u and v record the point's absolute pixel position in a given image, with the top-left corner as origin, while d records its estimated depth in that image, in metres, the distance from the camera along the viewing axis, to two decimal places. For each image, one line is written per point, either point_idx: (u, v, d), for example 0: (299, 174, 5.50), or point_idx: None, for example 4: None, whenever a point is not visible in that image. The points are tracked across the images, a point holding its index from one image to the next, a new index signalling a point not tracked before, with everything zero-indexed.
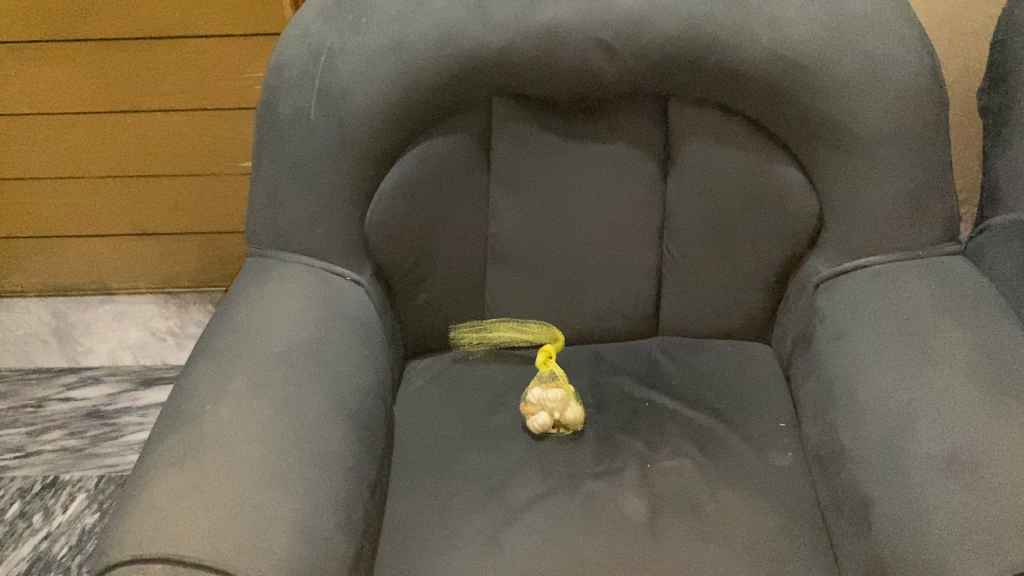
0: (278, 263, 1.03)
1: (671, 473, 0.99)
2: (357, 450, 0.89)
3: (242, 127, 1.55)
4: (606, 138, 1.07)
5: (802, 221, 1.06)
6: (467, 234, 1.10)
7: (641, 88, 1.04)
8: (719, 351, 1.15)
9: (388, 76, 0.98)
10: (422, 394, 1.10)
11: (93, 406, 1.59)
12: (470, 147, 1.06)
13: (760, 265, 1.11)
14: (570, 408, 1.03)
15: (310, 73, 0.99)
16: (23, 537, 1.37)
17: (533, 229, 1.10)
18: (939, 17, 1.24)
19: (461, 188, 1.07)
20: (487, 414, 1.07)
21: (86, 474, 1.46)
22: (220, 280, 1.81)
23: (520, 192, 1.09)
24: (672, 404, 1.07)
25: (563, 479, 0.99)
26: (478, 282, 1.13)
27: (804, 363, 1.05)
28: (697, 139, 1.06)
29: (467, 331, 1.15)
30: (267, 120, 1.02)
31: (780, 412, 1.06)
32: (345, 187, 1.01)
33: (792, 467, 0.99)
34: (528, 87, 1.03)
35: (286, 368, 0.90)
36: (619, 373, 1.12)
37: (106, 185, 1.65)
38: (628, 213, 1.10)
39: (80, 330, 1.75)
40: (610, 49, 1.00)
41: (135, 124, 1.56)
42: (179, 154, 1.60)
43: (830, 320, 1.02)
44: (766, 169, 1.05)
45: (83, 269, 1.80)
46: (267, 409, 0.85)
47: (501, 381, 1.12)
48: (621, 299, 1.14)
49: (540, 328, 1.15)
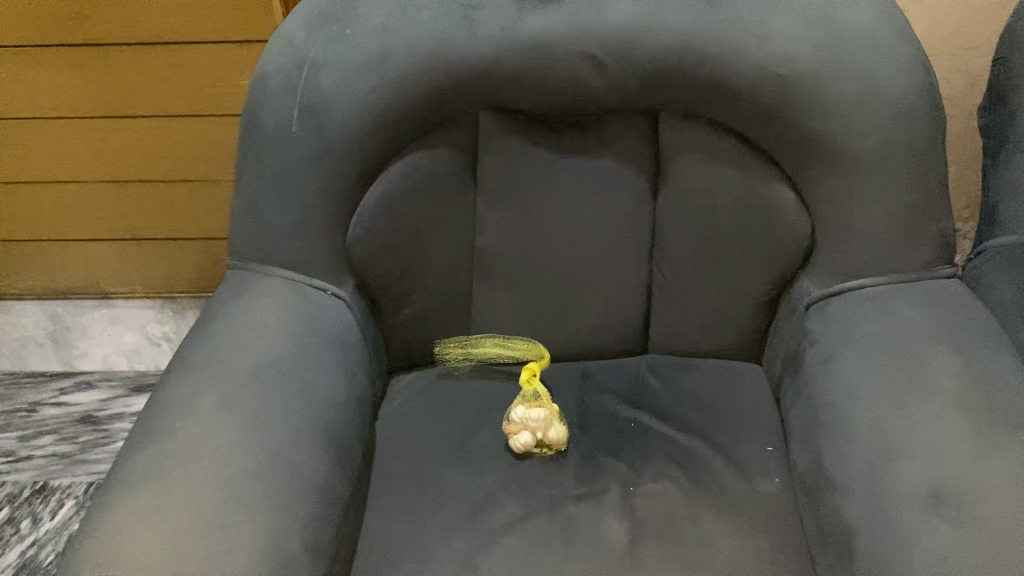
0: (259, 276, 1.02)
1: (654, 497, 0.97)
2: (331, 470, 0.88)
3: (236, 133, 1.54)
4: (595, 153, 1.05)
5: (794, 240, 1.03)
6: (452, 249, 1.08)
7: (630, 103, 1.02)
8: (708, 371, 1.12)
9: (372, 88, 0.97)
10: (404, 411, 1.09)
11: (85, 412, 1.58)
12: (457, 160, 1.04)
13: (751, 284, 1.08)
14: (554, 428, 1.02)
15: (292, 84, 0.98)
16: (10, 543, 1.37)
17: (520, 244, 1.08)
18: (942, 32, 1.21)
19: (447, 202, 1.06)
20: (469, 432, 1.05)
21: (75, 480, 1.46)
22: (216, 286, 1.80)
23: (507, 207, 1.07)
24: (658, 425, 1.05)
25: (543, 501, 0.97)
26: (465, 297, 1.11)
27: (793, 385, 1.03)
28: (687, 155, 1.04)
29: (453, 346, 1.14)
30: (250, 131, 1.01)
31: (769, 435, 1.03)
32: (327, 201, 1.00)
33: (777, 493, 0.97)
34: (515, 101, 1.01)
35: (259, 386, 0.88)
36: (606, 392, 1.10)
37: (101, 190, 1.64)
38: (617, 230, 1.08)
39: (75, 334, 1.75)
40: (598, 63, 0.98)
41: (130, 129, 1.55)
42: (175, 159, 1.59)
43: (820, 344, 0.99)
44: (757, 187, 1.03)
45: (80, 274, 1.79)
46: (238, 427, 0.84)
47: (485, 397, 1.10)
48: (610, 317, 1.12)
49: (527, 345, 1.13)
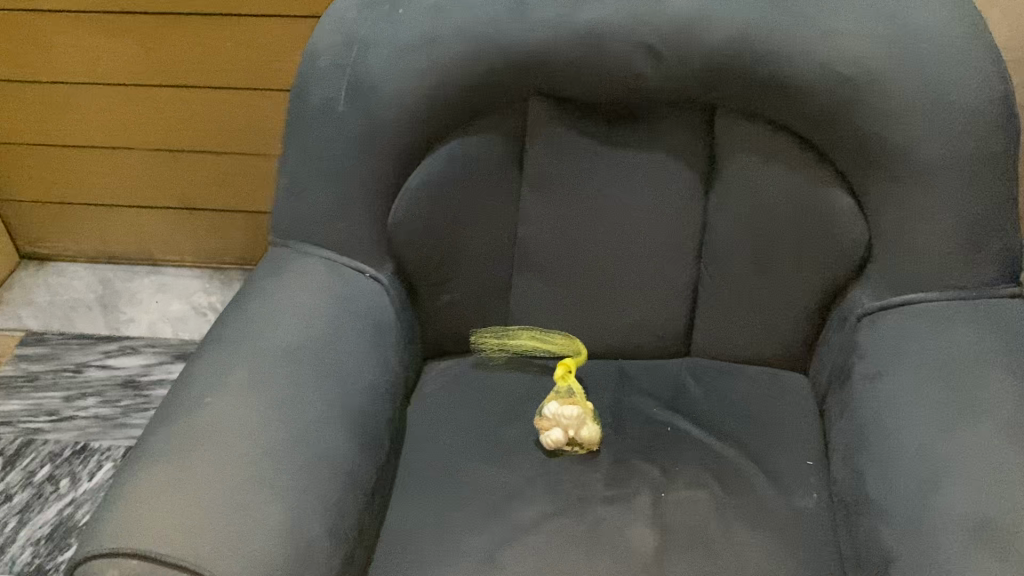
0: (297, 255, 1.01)
1: (685, 505, 0.94)
2: (358, 455, 0.87)
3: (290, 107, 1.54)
4: (646, 148, 1.02)
5: (849, 249, 0.99)
6: (494, 236, 1.06)
7: (686, 96, 0.99)
8: (750, 380, 1.08)
9: (422, 70, 0.95)
10: (437, 399, 1.07)
11: (128, 376, 1.61)
12: (503, 147, 1.02)
13: (801, 292, 1.04)
14: (590, 428, 1.00)
15: (341, 63, 0.97)
16: (48, 501, 1.40)
17: (564, 236, 1.06)
18: (1019, 38, 1.15)
19: (491, 189, 1.03)
20: (500, 426, 1.03)
21: (114, 444, 1.49)
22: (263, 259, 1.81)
23: (552, 196, 1.04)
24: (695, 431, 1.02)
25: (571, 501, 0.95)
26: (503, 287, 1.09)
27: (838, 400, 0.99)
28: (742, 153, 1.01)
29: (488, 338, 1.11)
30: (296, 107, 1.00)
31: (809, 449, 1.00)
32: (369, 182, 0.99)
33: (815, 510, 0.93)
34: (566, 89, 0.98)
35: (290, 366, 0.87)
36: (643, 394, 1.07)
37: (157, 158, 1.66)
38: (663, 227, 1.05)
39: (124, 300, 1.77)
40: (655, 54, 0.95)
41: (186, 99, 1.56)
42: (229, 131, 1.60)
43: (869, 358, 0.95)
44: (814, 192, 0.99)
45: (132, 240, 1.82)
46: (265, 406, 0.83)
47: (518, 390, 1.08)
48: (652, 316, 1.09)
49: (564, 339, 1.09)
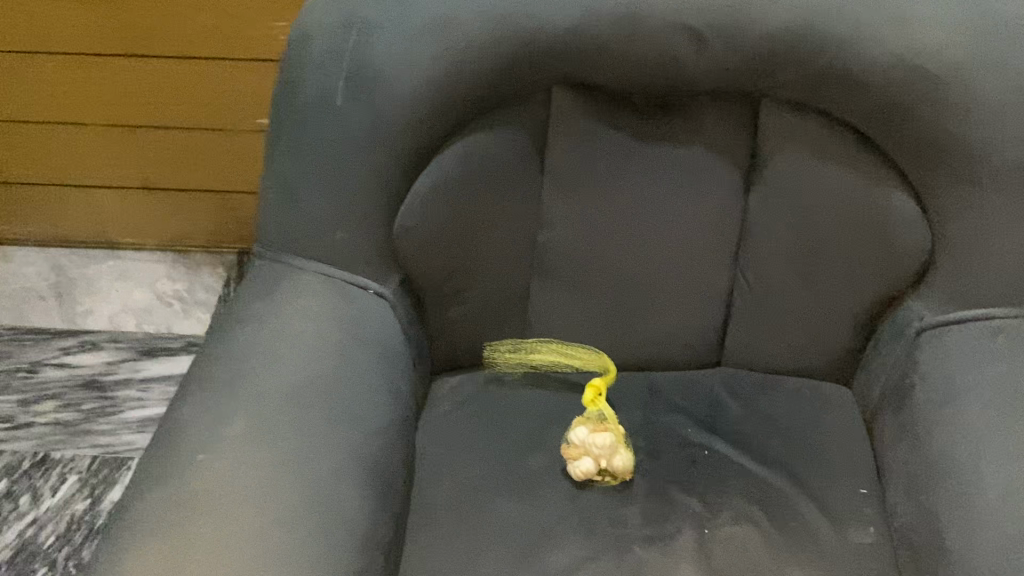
0: (289, 270, 0.88)
1: (733, 544, 0.85)
2: (376, 510, 0.76)
3: (264, 80, 1.40)
4: (684, 142, 0.91)
5: (908, 257, 0.90)
6: (512, 241, 0.95)
7: (732, 87, 0.87)
8: (790, 394, 0.99)
9: (435, 58, 0.83)
10: (449, 423, 0.96)
11: (89, 376, 1.47)
12: (524, 143, 0.90)
13: (851, 300, 0.95)
14: (622, 457, 0.90)
15: (339, 48, 0.84)
16: (7, 521, 1.28)
17: (590, 241, 0.95)
18: None
19: (509, 190, 0.92)
20: (522, 454, 0.93)
21: (78, 454, 1.36)
22: (233, 243, 1.67)
23: (577, 197, 0.93)
24: (736, 455, 0.93)
25: (607, 542, 0.85)
26: (521, 296, 0.98)
27: (895, 422, 0.90)
28: (791, 149, 0.90)
29: (506, 353, 1.00)
30: (286, 99, 0.86)
31: (862, 475, 0.91)
32: (374, 186, 0.86)
33: (875, 547, 0.85)
34: (598, 78, 0.86)
35: (296, 410, 0.76)
36: (677, 413, 0.97)
37: (114, 134, 1.51)
38: (700, 229, 0.95)
39: (81, 288, 1.62)
40: (701, 39, 0.83)
41: (147, 70, 1.41)
42: (195, 105, 1.45)
43: (933, 379, 0.86)
44: (872, 194, 0.89)
45: (87, 222, 1.66)
46: (272, 464, 0.72)
47: (539, 411, 0.98)
48: (684, 326, 0.99)
49: (590, 355, 1.00)
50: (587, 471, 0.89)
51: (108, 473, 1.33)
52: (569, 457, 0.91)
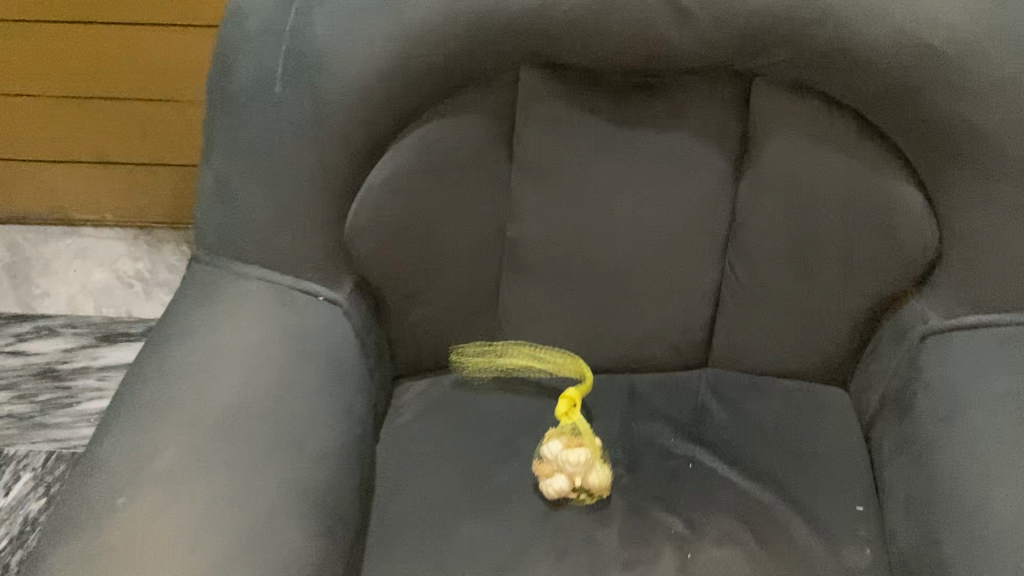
0: (228, 276, 0.79)
1: (718, 569, 0.78)
2: (327, 547, 0.68)
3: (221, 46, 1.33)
4: (666, 128, 0.82)
5: (914, 254, 0.82)
6: (477, 237, 0.86)
7: (722, 65, 0.78)
8: (781, 398, 0.92)
9: (384, 39, 0.73)
10: (412, 433, 0.89)
11: (45, 364, 1.40)
12: (488, 130, 0.81)
13: (850, 298, 0.87)
14: (598, 474, 0.82)
15: (277, 27, 0.74)
16: None
17: (564, 235, 0.86)
18: None
19: (473, 182, 0.83)
20: (490, 468, 0.86)
21: (33, 449, 1.29)
22: None
23: (548, 188, 0.84)
24: (723, 468, 0.86)
25: (581, 567, 0.78)
26: (490, 296, 0.90)
27: (895, 433, 0.83)
28: (785, 134, 0.81)
29: (474, 357, 0.93)
30: (220, 85, 0.77)
31: (858, 489, 0.84)
32: (320, 180, 0.77)
33: (871, 571, 0.78)
34: (569, 57, 0.77)
35: (230, 442, 0.68)
36: (658, 420, 0.90)
37: (67, 105, 1.43)
38: (684, 223, 0.86)
39: (36, 269, 1.53)
40: (685, 13, 0.74)
41: (100, 36, 1.34)
42: (151, 72, 1.38)
43: (939, 390, 0.79)
44: (875, 183, 0.80)
45: (42, 199, 1.57)
46: (200, 505, 0.64)
47: (510, 419, 0.90)
48: (667, 325, 0.91)
49: (563, 358, 0.92)
50: (559, 490, 0.82)
51: (64, 470, 1.26)
52: (541, 475, 0.83)
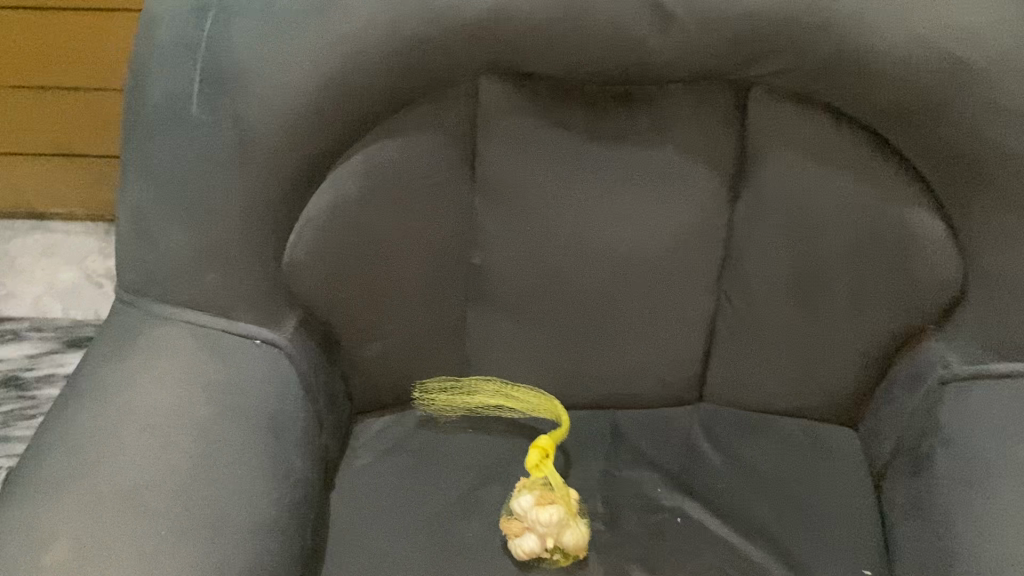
0: (151, 320, 0.70)
1: None
2: None
3: None
4: (649, 145, 0.71)
5: (929, 292, 0.72)
6: (437, 267, 0.76)
7: (712, 74, 0.67)
8: (781, 441, 0.82)
9: (315, 51, 0.63)
10: (369, 480, 0.80)
11: (9, 372, 1.32)
12: (444, 149, 0.71)
13: (860, 335, 0.77)
14: (574, 534, 0.73)
15: (193, 40, 0.65)
16: None
17: (536, 263, 0.77)
18: None
19: (430, 207, 0.73)
20: (455, 521, 0.77)
21: None
22: None
23: (516, 212, 0.74)
24: (715, 524, 0.76)
25: None
26: (455, 328, 0.81)
27: (910, 490, 0.73)
28: (785, 152, 0.71)
29: (438, 395, 0.84)
30: (133, 106, 0.68)
31: (868, 551, 0.74)
32: (251, 212, 0.68)
33: None
34: (534, 66, 0.67)
35: (142, 518, 0.59)
36: (643, 466, 0.81)
37: (25, 95, 1.35)
38: (671, 249, 0.76)
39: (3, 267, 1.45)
40: (667, 16, 0.63)
41: (52, 24, 1.26)
42: (108, 61, 1.29)
43: (961, 450, 0.69)
44: (888, 212, 0.70)
45: (7, 194, 1.49)
46: None
47: (478, 464, 0.81)
48: (654, 359, 0.82)
49: (537, 399, 0.82)
50: (531, 552, 0.72)
51: None
52: (509, 533, 0.74)
